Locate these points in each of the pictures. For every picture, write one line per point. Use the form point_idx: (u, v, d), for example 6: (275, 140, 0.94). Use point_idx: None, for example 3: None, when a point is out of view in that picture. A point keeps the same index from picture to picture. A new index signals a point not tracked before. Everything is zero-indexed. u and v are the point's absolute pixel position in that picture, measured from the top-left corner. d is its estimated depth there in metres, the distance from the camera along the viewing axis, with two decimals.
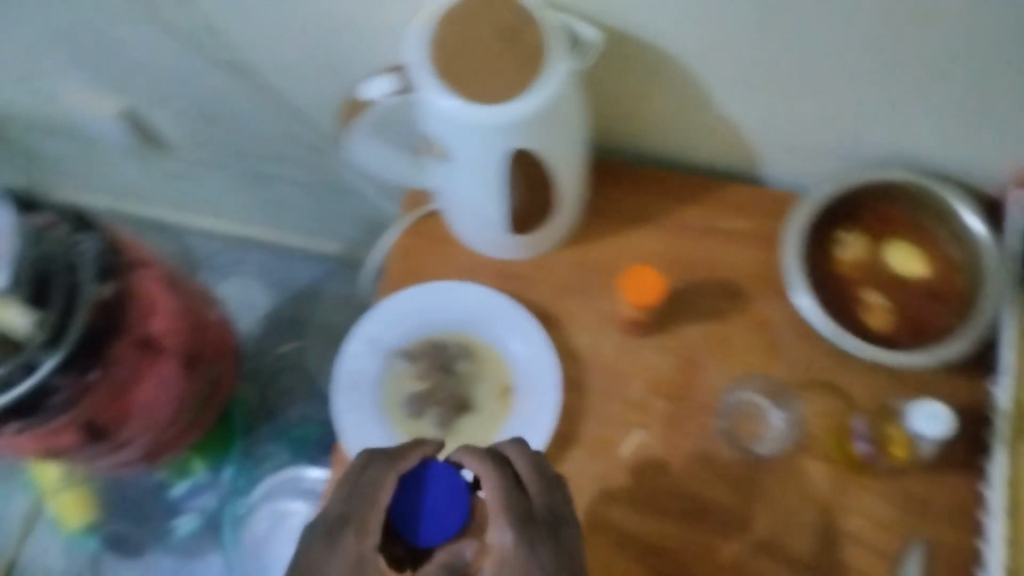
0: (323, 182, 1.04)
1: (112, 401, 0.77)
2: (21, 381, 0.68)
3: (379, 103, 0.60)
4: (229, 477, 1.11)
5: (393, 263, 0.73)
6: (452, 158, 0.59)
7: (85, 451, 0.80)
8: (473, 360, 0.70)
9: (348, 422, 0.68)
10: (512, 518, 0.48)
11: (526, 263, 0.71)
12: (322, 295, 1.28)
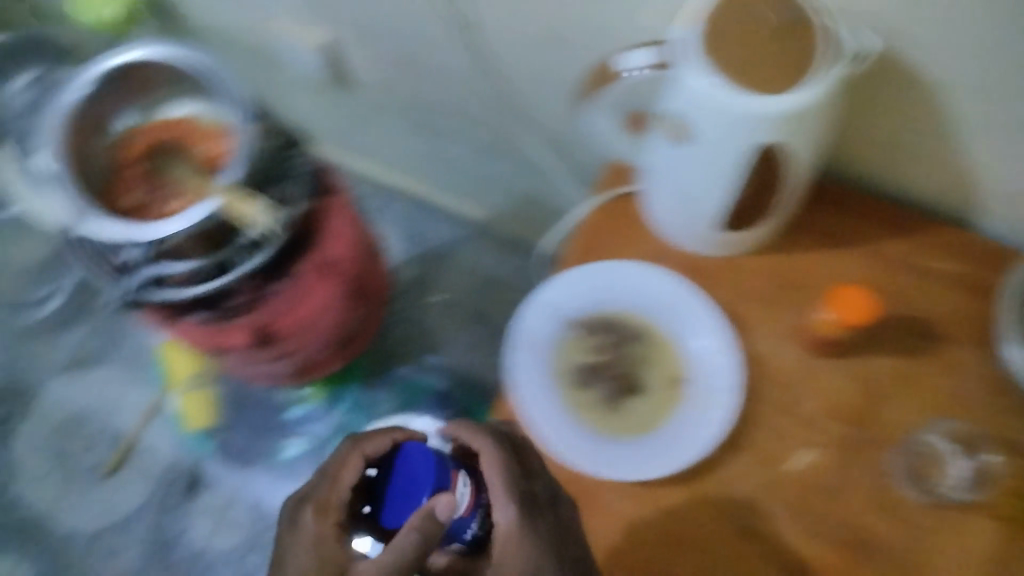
0: (500, 149, 1.03)
1: (283, 313, 0.76)
2: (216, 278, 0.69)
3: (633, 75, 0.59)
4: (343, 411, 1.16)
5: (582, 235, 0.71)
6: (688, 138, 0.58)
7: (247, 354, 0.81)
8: (650, 345, 0.70)
9: (519, 377, 0.69)
10: (509, 498, 0.59)
11: (722, 261, 0.69)
12: (454, 257, 1.29)
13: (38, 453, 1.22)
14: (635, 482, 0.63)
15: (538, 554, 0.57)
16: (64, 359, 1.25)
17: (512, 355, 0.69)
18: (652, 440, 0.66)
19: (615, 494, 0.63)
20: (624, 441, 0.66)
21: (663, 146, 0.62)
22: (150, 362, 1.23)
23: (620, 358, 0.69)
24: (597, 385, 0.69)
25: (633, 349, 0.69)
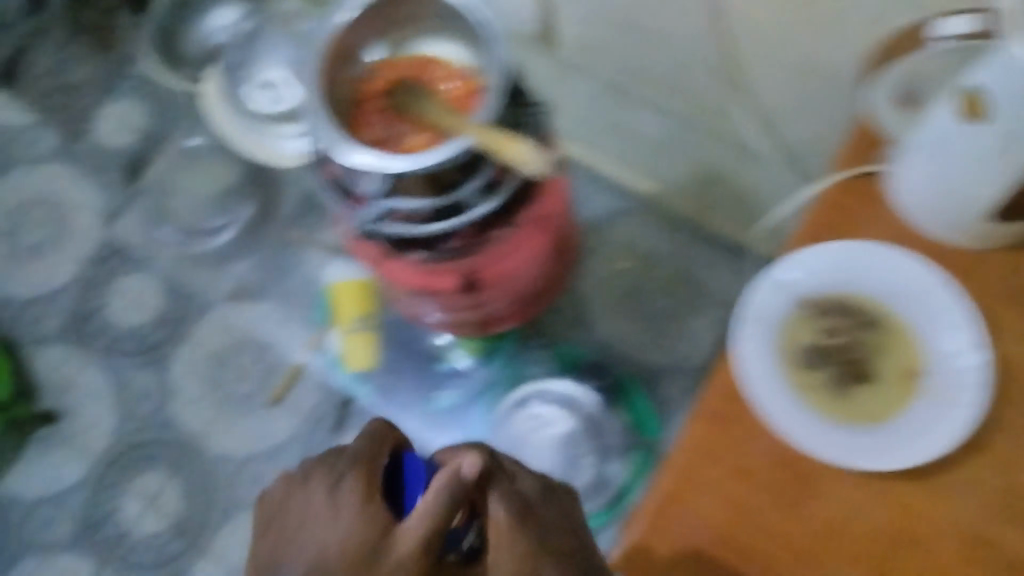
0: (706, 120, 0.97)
1: (493, 264, 0.75)
2: (443, 220, 0.69)
3: (947, 40, 0.60)
4: (499, 366, 1.17)
5: (816, 211, 0.67)
6: (990, 117, 0.54)
7: (451, 300, 0.81)
8: (886, 332, 0.65)
9: (744, 351, 0.65)
10: (500, 494, 0.60)
11: (967, 253, 0.64)
12: (612, 229, 1.22)
13: (196, 377, 1.26)
14: (856, 470, 0.62)
15: (523, 547, 0.57)
16: (228, 288, 1.28)
17: (738, 327, 0.66)
18: (885, 432, 0.62)
19: (839, 481, 0.62)
20: (852, 428, 0.63)
21: (944, 123, 0.56)
22: (316, 300, 1.25)
23: (854, 343, 0.65)
24: (826, 367, 0.65)
25: (869, 335, 0.65)
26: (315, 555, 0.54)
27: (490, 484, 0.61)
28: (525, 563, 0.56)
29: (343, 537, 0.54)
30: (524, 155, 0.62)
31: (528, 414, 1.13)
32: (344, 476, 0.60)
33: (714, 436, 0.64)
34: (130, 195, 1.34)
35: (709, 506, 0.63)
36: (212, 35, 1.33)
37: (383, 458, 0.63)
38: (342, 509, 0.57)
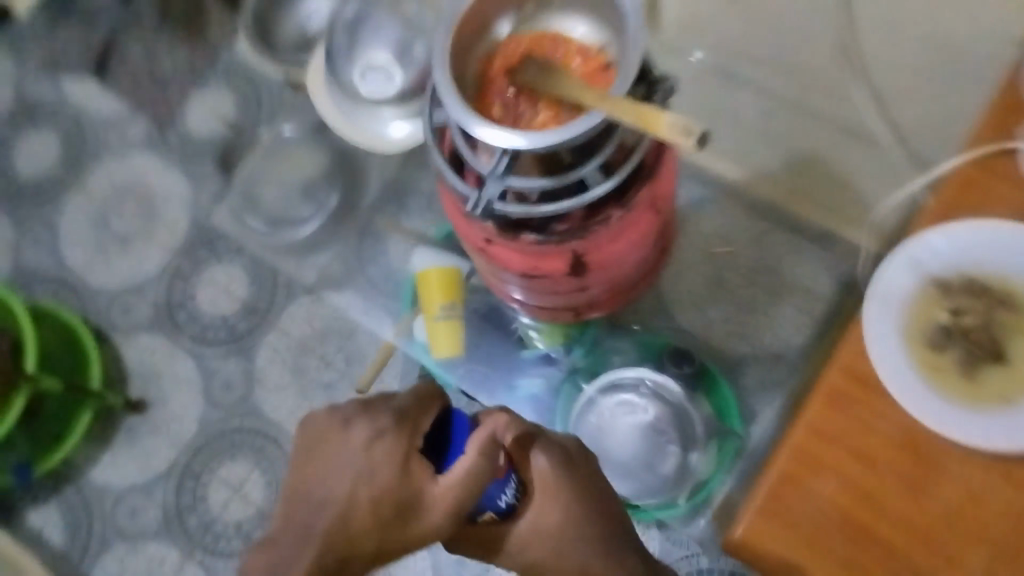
0: None
1: (603, 247, 0.76)
2: (562, 199, 0.69)
3: None
4: (581, 357, 1.16)
5: (950, 185, 0.65)
6: None
7: (555, 284, 0.82)
8: (1020, 310, 0.63)
9: (873, 328, 0.64)
10: (542, 450, 0.71)
11: None
12: (696, 221, 1.17)
13: (281, 365, 1.28)
14: (981, 450, 0.60)
15: (566, 504, 0.70)
16: (313, 278, 1.30)
17: (865, 306, 0.66)
18: (1019, 413, 0.61)
19: (965, 462, 0.61)
20: (983, 410, 0.61)
21: None
22: (401, 288, 1.26)
23: (984, 323, 0.64)
24: (955, 347, 0.64)
25: (1001, 315, 0.63)
26: (355, 499, 0.60)
27: (528, 443, 0.71)
28: (565, 514, 0.69)
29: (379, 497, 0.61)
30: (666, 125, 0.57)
31: (609, 406, 1.08)
32: (384, 430, 0.63)
33: (838, 414, 0.63)
34: (217, 186, 1.37)
35: (832, 487, 0.62)
36: (308, 21, 1.27)
37: (429, 418, 0.65)
38: (383, 470, 0.61)
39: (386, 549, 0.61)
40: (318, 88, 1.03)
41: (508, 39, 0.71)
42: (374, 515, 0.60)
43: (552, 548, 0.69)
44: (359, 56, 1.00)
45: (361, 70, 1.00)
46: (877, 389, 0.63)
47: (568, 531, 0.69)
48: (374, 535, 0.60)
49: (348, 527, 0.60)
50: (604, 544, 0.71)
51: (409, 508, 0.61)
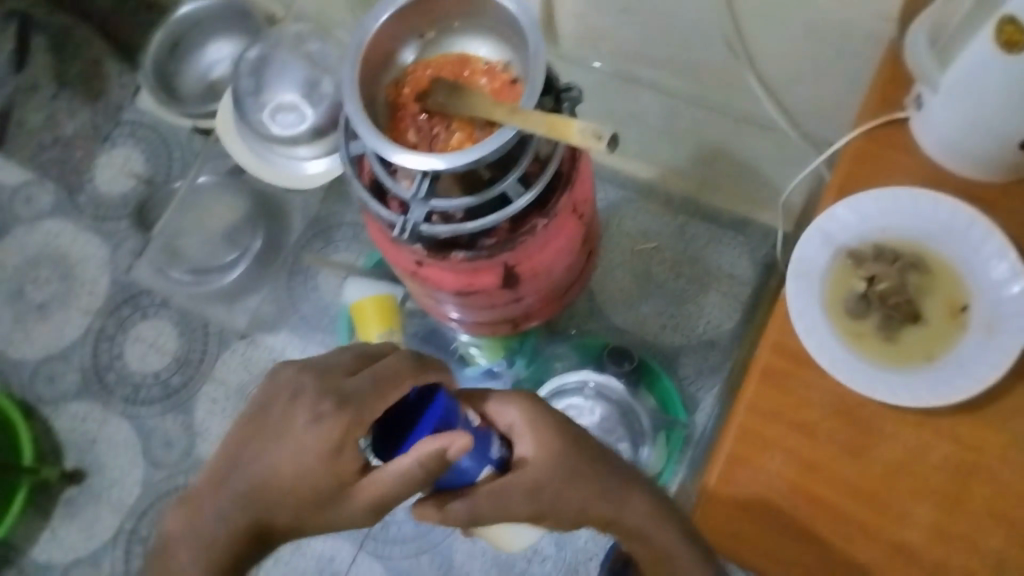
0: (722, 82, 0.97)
1: (531, 257, 0.77)
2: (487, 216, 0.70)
3: None
4: (523, 367, 1.17)
5: (846, 163, 0.71)
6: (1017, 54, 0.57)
7: (488, 298, 0.82)
8: (928, 270, 0.66)
9: (794, 306, 0.67)
10: (516, 400, 0.68)
11: (993, 187, 0.68)
12: (616, 221, 1.23)
13: (221, 414, 1.25)
14: (913, 409, 0.63)
15: (558, 441, 0.66)
16: (244, 322, 1.28)
17: (786, 286, 0.68)
18: (939, 370, 0.64)
19: (900, 422, 0.64)
20: (907, 370, 0.64)
21: (972, 54, 0.60)
22: (337, 322, 1.26)
23: (898, 286, 0.66)
24: (874, 314, 0.66)
25: (912, 277, 0.66)
26: (276, 477, 0.61)
27: (489, 404, 0.68)
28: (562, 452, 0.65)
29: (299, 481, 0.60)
30: (576, 132, 0.57)
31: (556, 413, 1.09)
32: (331, 407, 0.61)
33: (774, 391, 0.66)
34: (136, 242, 1.35)
35: (780, 461, 0.64)
36: (210, 69, 1.26)
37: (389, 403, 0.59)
38: (312, 449, 0.60)
39: (302, 525, 0.62)
40: (227, 130, 1.02)
41: (415, 65, 0.72)
42: (290, 494, 0.61)
43: (560, 473, 0.64)
44: (267, 97, 0.99)
45: (270, 111, 0.98)
46: (809, 362, 0.66)
47: (566, 456, 0.65)
48: (290, 513, 0.61)
49: (266, 502, 0.61)
50: (603, 480, 0.67)
51: (331, 499, 0.61)
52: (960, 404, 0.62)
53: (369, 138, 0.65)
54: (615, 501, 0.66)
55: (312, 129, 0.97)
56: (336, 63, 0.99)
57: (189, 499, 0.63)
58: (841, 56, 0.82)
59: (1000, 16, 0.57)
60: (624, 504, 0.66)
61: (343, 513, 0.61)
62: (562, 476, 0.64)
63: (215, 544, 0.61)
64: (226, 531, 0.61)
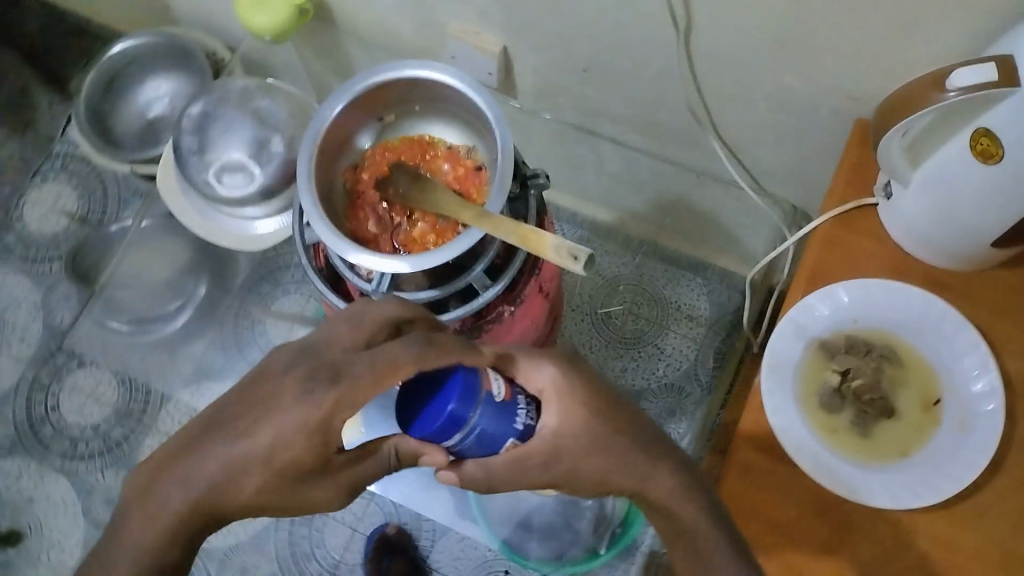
0: (675, 144, 0.96)
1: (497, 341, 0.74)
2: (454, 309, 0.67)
3: (960, 88, 0.55)
4: None
5: (814, 248, 0.70)
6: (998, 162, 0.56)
7: None
8: (900, 362, 0.66)
9: (770, 403, 0.66)
10: (547, 358, 0.64)
11: (961, 274, 0.67)
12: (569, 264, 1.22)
13: None
14: (889, 509, 0.63)
15: (590, 419, 0.62)
16: (186, 373, 1.20)
17: (760, 378, 0.67)
18: (914, 467, 0.63)
19: (874, 520, 0.63)
20: (884, 468, 0.64)
21: (947, 154, 0.59)
22: None
23: (872, 382, 0.65)
24: (848, 409, 0.66)
25: (885, 369, 0.66)
26: (243, 457, 0.56)
27: (524, 363, 0.63)
28: (586, 421, 0.62)
29: (271, 453, 0.55)
30: (551, 247, 0.56)
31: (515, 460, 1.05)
32: (316, 386, 0.54)
33: (752, 489, 0.65)
34: (69, 287, 1.28)
35: (761, 561, 0.63)
36: (148, 108, 1.20)
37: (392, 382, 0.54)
38: (279, 423, 0.55)
39: (265, 498, 0.58)
40: (174, 189, 0.98)
41: (373, 150, 0.68)
42: (262, 470, 0.56)
43: (587, 446, 0.62)
44: (213, 156, 0.94)
45: (216, 171, 0.94)
46: (784, 458, 0.65)
47: (597, 421, 0.62)
48: (257, 486, 0.57)
49: (236, 477, 0.56)
50: (632, 439, 0.63)
51: (309, 472, 0.58)
52: (935, 504, 0.62)
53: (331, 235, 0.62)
54: (641, 471, 0.62)
55: (262, 190, 0.93)
56: (285, 119, 0.94)
57: (147, 469, 0.59)
58: (798, 127, 0.81)
59: (977, 127, 0.56)
60: (650, 475, 0.63)
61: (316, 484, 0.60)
62: (586, 445, 0.62)
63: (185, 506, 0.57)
64: (199, 495, 0.57)
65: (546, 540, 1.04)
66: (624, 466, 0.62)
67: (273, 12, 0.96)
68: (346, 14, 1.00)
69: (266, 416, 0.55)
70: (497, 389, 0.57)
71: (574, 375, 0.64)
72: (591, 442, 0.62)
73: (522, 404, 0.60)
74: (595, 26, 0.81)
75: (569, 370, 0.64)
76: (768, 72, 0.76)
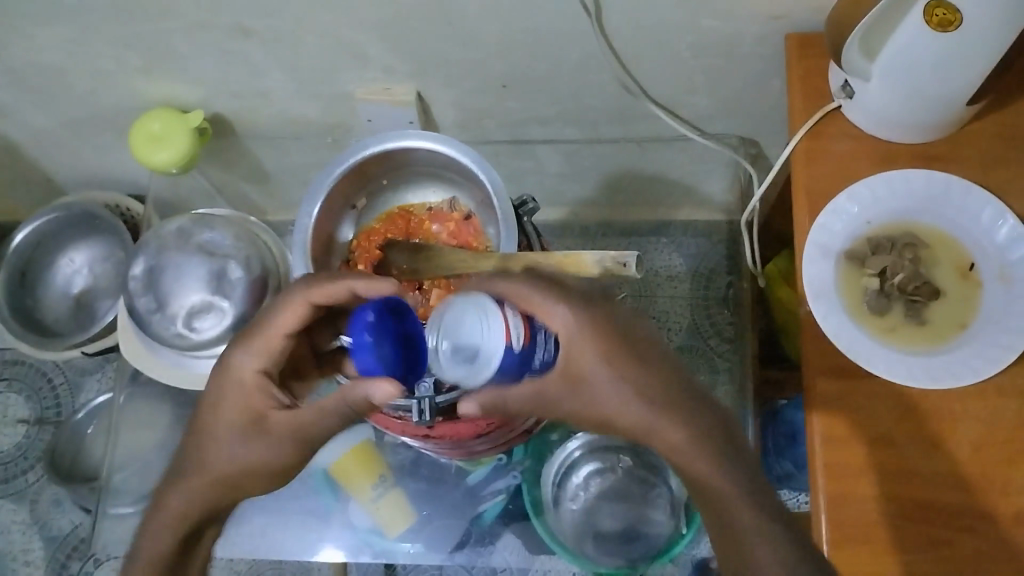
0: (608, 123, 0.95)
1: None
2: None
3: None
4: (522, 454, 1.00)
5: (800, 168, 0.71)
6: (958, 28, 0.59)
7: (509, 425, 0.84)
8: (924, 245, 0.68)
9: (832, 326, 0.67)
10: (562, 301, 0.56)
11: (942, 141, 0.69)
12: None
13: None
14: (977, 382, 0.64)
15: (603, 369, 0.55)
16: None
17: (808, 308, 0.68)
18: (977, 335, 0.65)
19: (966, 398, 0.64)
20: (951, 346, 0.65)
21: (902, 40, 0.61)
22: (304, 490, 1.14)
23: (911, 273, 0.67)
24: (896, 305, 0.67)
25: (916, 255, 0.68)
26: (208, 434, 0.66)
27: (536, 301, 0.57)
28: (601, 365, 0.55)
29: (224, 417, 0.65)
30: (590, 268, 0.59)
31: (568, 485, 1.00)
32: (237, 347, 0.66)
33: (840, 415, 0.65)
34: (52, 490, 1.20)
35: (879, 480, 0.63)
36: (71, 283, 1.15)
37: (285, 316, 0.65)
38: (220, 389, 0.66)
39: (238, 471, 0.65)
40: (140, 352, 0.94)
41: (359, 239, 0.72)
42: (224, 439, 0.65)
43: (598, 392, 0.55)
44: (175, 307, 0.92)
45: (186, 320, 0.91)
46: (864, 374, 0.66)
47: (610, 366, 0.55)
48: (223, 455, 0.65)
49: (207, 453, 0.65)
50: (658, 380, 0.56)
51: (253, 433, 0.64)
52: (1014, 360, 0.64)
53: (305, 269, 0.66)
54: (646, 422, 0.55)
55: (236, 321, 0.90)
56: (232, 243, 0.93)
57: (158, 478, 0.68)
58: (726, 66, 0.82)
59: (928, 1, 0.59)
60: (650, 429, 0.55)
61: (268, 449, 0.64)
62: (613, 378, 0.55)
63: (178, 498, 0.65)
64: (185, 482, 0.65)
65: (618, 544, 0.98)
66: (630, 418, 0.55)
67: (175, 144, 0.90)
68: (243, 120, 0.96)
69: (214, 394, 0.66)
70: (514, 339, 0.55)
71: (594, 316, 0.56)
72: (611, 382, 0.55)
73: (541, 341, 0.57)
74: (504, 41, 0.80)
75: (590, 311, 0.56)
76: (686, 24, 0.76)
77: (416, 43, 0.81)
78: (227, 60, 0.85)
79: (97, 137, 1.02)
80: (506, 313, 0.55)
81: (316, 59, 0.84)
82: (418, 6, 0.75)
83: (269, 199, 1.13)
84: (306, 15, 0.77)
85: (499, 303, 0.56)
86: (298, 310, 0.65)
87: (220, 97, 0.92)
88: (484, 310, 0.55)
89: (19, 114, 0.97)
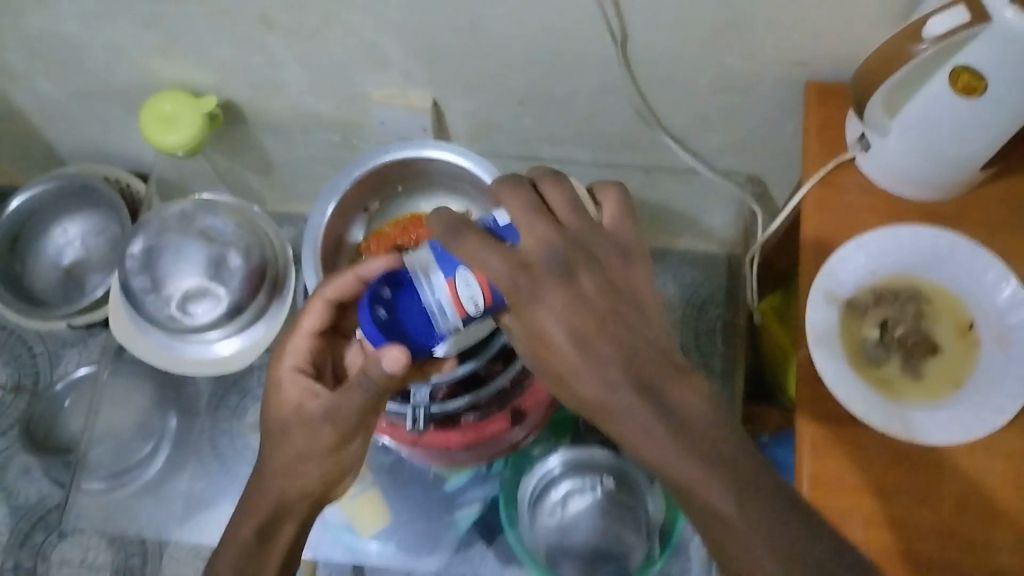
0: (622, 149, 0.94)
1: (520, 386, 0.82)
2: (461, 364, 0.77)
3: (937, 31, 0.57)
4: (501, 466, 1.02)
5: (810, 209, 0.71)
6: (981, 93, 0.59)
7: (509, 436, 0.85)
8: (927, 299, 0.69)
9: (832, 371, 0.66)
10: (549, 241, 0.51)
11: (950, 200, 0.70)
12: None
13: None
14: (967, 441, 0.65)
15: (569, 326, 0.51)
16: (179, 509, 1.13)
17: (808, 351, 0.68)
18: (970, 395, 0.66)
19: (953, 455, 0.65)
20: (943, 402, 0.66)
21: (925, 99, 0.61)
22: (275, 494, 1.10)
23: (911, 326, 0.68)
24: (894, 357, 0.68)
25: (917, 310, 0.69)
26: (264, 439, 0.69)
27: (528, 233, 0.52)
28: (572, 320, 0.50)
29: (275, 420, 0.68)
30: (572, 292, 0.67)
31: (545, 502, 0.99)
32: (276, 354, 0.71)
33: (829, 461, 0.65)
34: (22, 460, 1.18)
35: (863, 528, 0.64)
36: (61, 255, 1.13)
37: (305, 319, 0.70)
38: (269, 396, 0.69)
39: (287, 469, 0.67)
40: (131, 332, 0.94)
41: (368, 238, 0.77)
42: (273, 440, 0.68)
43: (573, 354, 0.51)
44: (171, 289, 0.92)
45: (180, 303, 0.92)
46: (853, 422, 0.66)
47: (580, 324, 0.50)
48: (273, 455, 0.67)
49: (263, 458, 0.68)
50: (634, 355, 0.51)
51: (294, 427, 0.67)
52: (1004, 424, 0.64)
53: (316, 279, 0.72)
54: (608, 394, 0.51)
55: (230, 310, 0.91)
56: (234, 232, 0.93)
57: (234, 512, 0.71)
58: (742, 105, 0.82)
59: (954, 65, 0.59)
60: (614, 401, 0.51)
61: (311, 436, 0.66)
62: (570, 341, 0.51)
63: (245, 508, 0.69)
64: (252, 489, 0.69)
65: (584, 564, 0.97)
66: (603, 388, 0.51)
67: (186, 127, 0.88)
68: (254, 111, 0.95)
69: (264, 403, 0.70)
70: (469, 308, 0.55)
71: (579, 266, 0.51)
72: (583, 342, 0.51)
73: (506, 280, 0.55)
74: (525, 58, 0.79)
75: (564, 282, 0.51)
76: (710, 60, 0.76)
77: (436, 50, 0.80)
78: (245, 49, 0.84)
79: (104, 111, 1.00)
80: (459, 283, 0.54)
81: (336, 57, 0.83)
82: (446, 13, 0.74)
83: (270, 189, 1.12)
84: (332, 11, 0.76)
85: (450, 270, 0.54)
86: (318, 311, 0.70)
87: (233, 84, 0.91)
88: (436, 279, 0.55)
89: (26, 80, 0.96)
